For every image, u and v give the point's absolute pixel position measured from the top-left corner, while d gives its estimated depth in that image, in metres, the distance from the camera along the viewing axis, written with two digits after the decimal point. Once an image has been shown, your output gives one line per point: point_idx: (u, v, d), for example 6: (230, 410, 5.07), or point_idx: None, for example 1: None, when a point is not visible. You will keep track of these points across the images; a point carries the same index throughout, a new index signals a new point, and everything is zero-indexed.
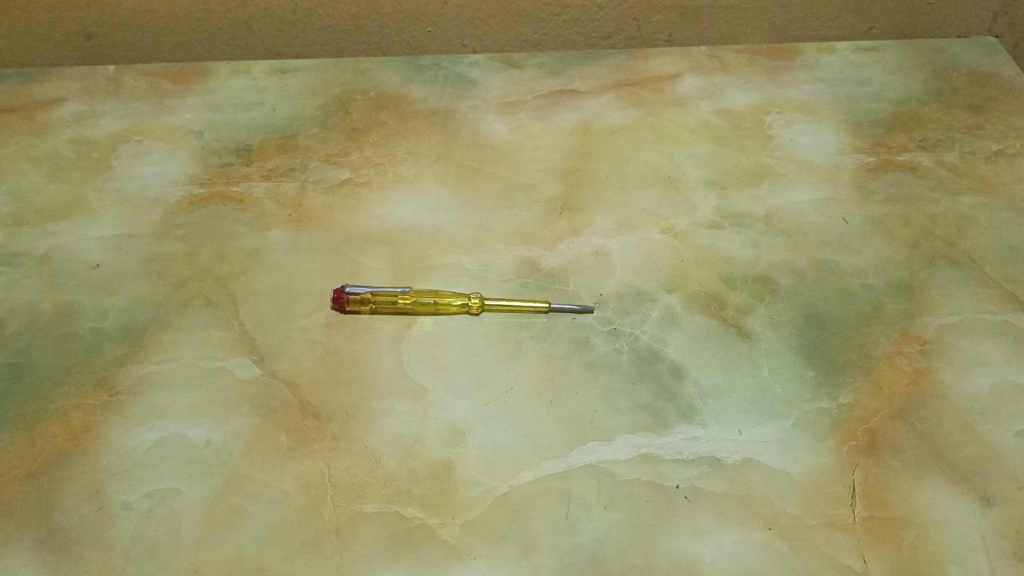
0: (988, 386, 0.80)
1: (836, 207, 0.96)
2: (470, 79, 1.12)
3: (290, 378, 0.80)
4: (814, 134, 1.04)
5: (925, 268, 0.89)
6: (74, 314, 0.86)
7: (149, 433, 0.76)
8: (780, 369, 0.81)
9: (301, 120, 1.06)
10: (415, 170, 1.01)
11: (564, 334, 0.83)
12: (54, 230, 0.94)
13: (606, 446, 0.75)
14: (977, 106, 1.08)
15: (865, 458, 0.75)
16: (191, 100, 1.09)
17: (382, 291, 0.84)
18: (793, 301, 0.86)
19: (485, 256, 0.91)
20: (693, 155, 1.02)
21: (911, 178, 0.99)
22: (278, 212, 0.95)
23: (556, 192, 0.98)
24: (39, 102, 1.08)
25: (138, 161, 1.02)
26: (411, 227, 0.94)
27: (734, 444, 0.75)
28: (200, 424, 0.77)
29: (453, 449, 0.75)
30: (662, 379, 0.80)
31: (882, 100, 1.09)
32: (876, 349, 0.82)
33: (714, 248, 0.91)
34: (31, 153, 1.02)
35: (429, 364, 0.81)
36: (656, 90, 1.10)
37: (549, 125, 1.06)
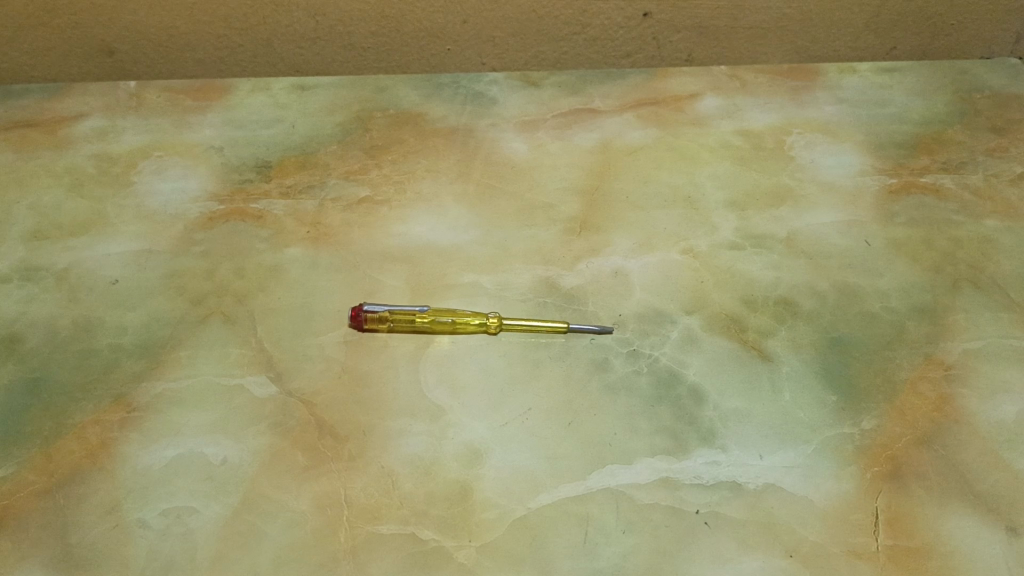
0: (1014, 414, 0.78)
1: (859, 230, 0.95)
2: (490, 97, 1.12)
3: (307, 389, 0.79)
4: (835, 155, 1.04)
5: (949, 292, 0.88)
6: (92, 329, 0.86)
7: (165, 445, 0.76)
8: (802, 393, 0.80)
9: (320, 137, 1.07)
10: (433, 189, 1.00)
11: (583, 355, 0.83)
12: (74, 244, 0.94)
13: (625, 469, 0.74)
14: (1000, 128, 1.07)
15: (888, 485, 0.73)
16: (211, 116, 1.10)
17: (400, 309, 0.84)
18: (814, 323, 0.85)
19: (504, 275, 0.91)
20: (713, 175, 1.01)
21: (933, 200, 0.98)
22: (297, 229, 0.95)
23: (575, 211, 0.97)
24: (61, 118, 1.09)
25: (158, 177, 1.02)
26: (429, 245, 0.94)
27: (755, 469, 0.74)
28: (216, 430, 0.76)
29: (470, 470, 0.74)
30: (682, 403, 0.79)
31: (904, 121, 1.08)
32: (899, 373, 0.81)
33: (735, 270, 0.91)
34: (53, 168, 1.03)
35: (447, 384, 0.81)
36: (675, 110, 1.10)
37: (568, 143, 1.06)
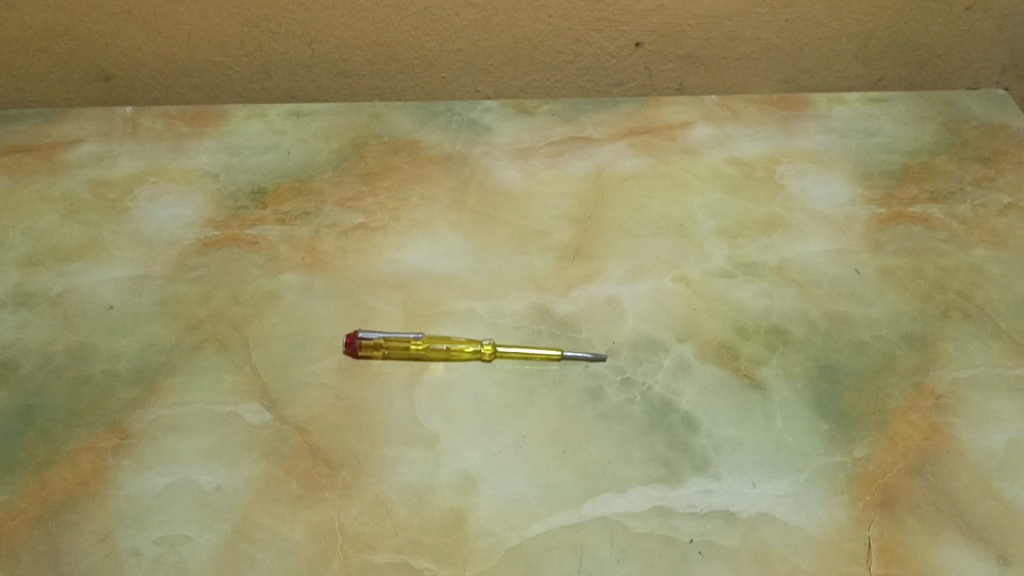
0: (1003, 443, 0.79)
1: (849, 258, 0.96)
2: (484, 125, 1.13)
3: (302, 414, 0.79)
4: (825, 184, 1.05)
5: (939, 321, 0.89)
6: (86, 355, 0.86)
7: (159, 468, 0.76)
8: (794, 421, 0.80)
9: (316, 164, 1.07)
10: (428, 215, 1.01)
11: (577, 383, 0.83)
12: (69, 270, 0.94)
13: (619, 497, 0.75)
14: (987, 158, 1.09)
15: (880, 514, 0.74)
16: (207, 142, 1.10)
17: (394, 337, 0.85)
18: (806, 351, 0.86)
19: (498, 302, 0.91)
20: (705, 203, 1.03)
21: (922, 230, 0.99)
22: (292, 255, 0.96)
23: (568, 239, 0.98)
24: (58, 143, 1.10)
25: (153, 202, 1.02)
26: (423, 272, 0.94)
27: (748, 497, 0.75)
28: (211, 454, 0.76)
29: (465, 498, 0.74)
30: (675, 430, 0.79)
31: (893, 150, 1.10)
32: (890, 402, 0.82)
33: (728, 298, 0.92)
34: (48, 193, 1.03)
35: (441, 412, 0.81)
36: (667, 138, 1.11)
37: (562, 172, 1.07)
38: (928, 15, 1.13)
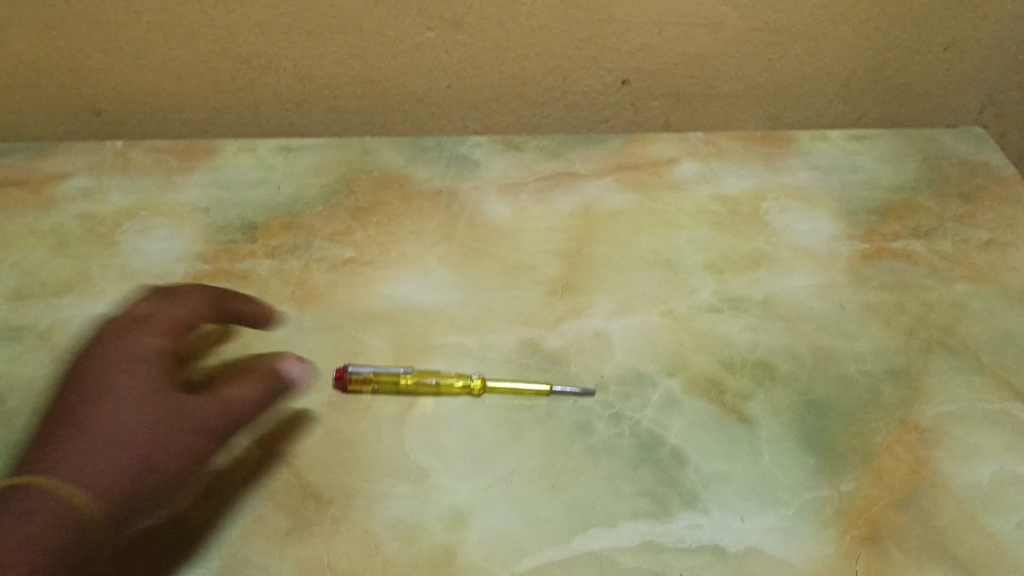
0: (988, 477, 0.80)
1: (833, 293, 0.97)
2: (473, 160, 1.15)
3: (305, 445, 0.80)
4: (809, 221, 1.07)
5: (922, 355, 0.91)
6: None
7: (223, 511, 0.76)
8: (781, 455, 0.81)
9: (306, 199, 1.08)
10: (418, 250, 1.02)
11: (566, 417, 0.83)
12: (58, 304, 0.94)
13: (608, 532, 0.75)
14: (967, 195, 1.11)
15: (867, 548, 0.74)
16: (198, 176, 1.11)
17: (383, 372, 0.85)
18: (792, 386, 0.87)
19: (487, 336, 0.92)
20: (691, 239, 1.04)
21: (905, 265, 1.01)
22: (282, 289, 0.96)
23: (557, 273, 0.99)
24: (47, 177, 1.10)
25: (143, 237, 1.03)
26: (413, 306, 0.95)
27: (737, 532, 0.75)
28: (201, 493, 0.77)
29: (454, 534, 0.74)
30: (664, 465, 0.80)
31: (875, 187, 1.12)
32: (876, 436, 0.83)
33: (715, 333, 0.92)
34: (38, 227, 1.03)
35: (430, 447, 0.81)
36: (654, 174, 1.13)
37: (550, 207, 1.08)
38: (908, 55, 1.15)
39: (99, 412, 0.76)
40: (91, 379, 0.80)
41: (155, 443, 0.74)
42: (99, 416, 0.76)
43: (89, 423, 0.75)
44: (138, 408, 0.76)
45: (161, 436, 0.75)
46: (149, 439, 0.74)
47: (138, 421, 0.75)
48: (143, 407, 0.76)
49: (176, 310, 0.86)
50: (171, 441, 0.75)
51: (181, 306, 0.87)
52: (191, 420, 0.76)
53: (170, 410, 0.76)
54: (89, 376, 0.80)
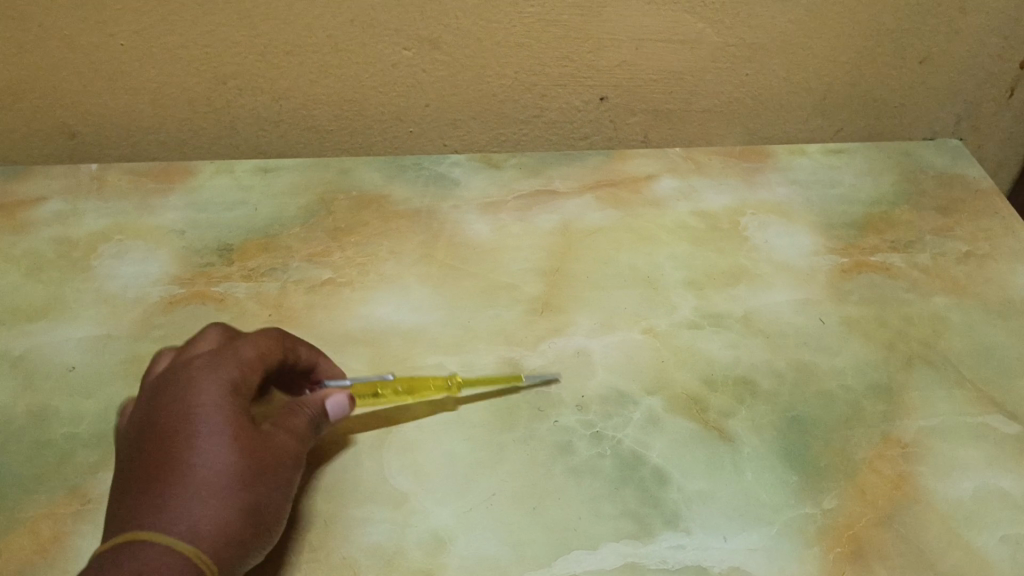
0: (970, 491, 0.80)
1: (814, 308, 0.97)
2: (452, 178, 1.14)
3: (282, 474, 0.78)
4: (788, 236, 1.07)
5: (903, 369, 0.90)
6: (47, 418, 0.84)
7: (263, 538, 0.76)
8: (763, 473, 0.80)
9: (284, 219, 1.07)
10: (397, 270, 1.01)
11: (547, 438, 0.83)
12: (31, 330, 0.93)
13: (590, 554, 0.74)
14: (945, 208, 1.11)
15: (851, 566, 0.74)
16: (174, 198, 1.10)
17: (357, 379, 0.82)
18: (774, 402, 0.87)
19: (467, 356, 0.91)
20: (671, 255, 1.04)
21: (884, 279, 1.01)
22: (259, 311, 0.95)
23: (537, 291, 0.99)
24: (21, 201, 1.09)
25: (119, 260, 1.02)
26: (392, 327, 0.94)
27: (720, 552, 0.74)
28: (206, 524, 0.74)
29: (434, 559, 0.73)
30: (645, 485, 0.79)
31: (853, 201, 1.12)
32: (858, 452, 0.83)
33: (696, 350, 0.92)
34: (11, 252, 1.02)
35: (409, 470, 0.80)
36: (633, 191, 1.13)
37: (529, 225, 1.08)
38: (884, 69, 1.16)
39: (224, 453, 0.68)
40: (204, 414, 0.69)
41: (268, 481, 0.69)
42: (242, 458, 0.68)
43: (226, 465, 0.67)
44: (250, 448, 0.69)
45: (280, 472, 0.71)
46: (275, 477, 0.70)
47: (259, 460, 0.69)
48: (257, 448, 0.70)
49: (268, 346, 0.78)
50: (283, 478, 0.71)
51: (272, 342, 0.79)
52: (297, 451, 0.73)
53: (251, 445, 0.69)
54: (206, 408, 0.70)
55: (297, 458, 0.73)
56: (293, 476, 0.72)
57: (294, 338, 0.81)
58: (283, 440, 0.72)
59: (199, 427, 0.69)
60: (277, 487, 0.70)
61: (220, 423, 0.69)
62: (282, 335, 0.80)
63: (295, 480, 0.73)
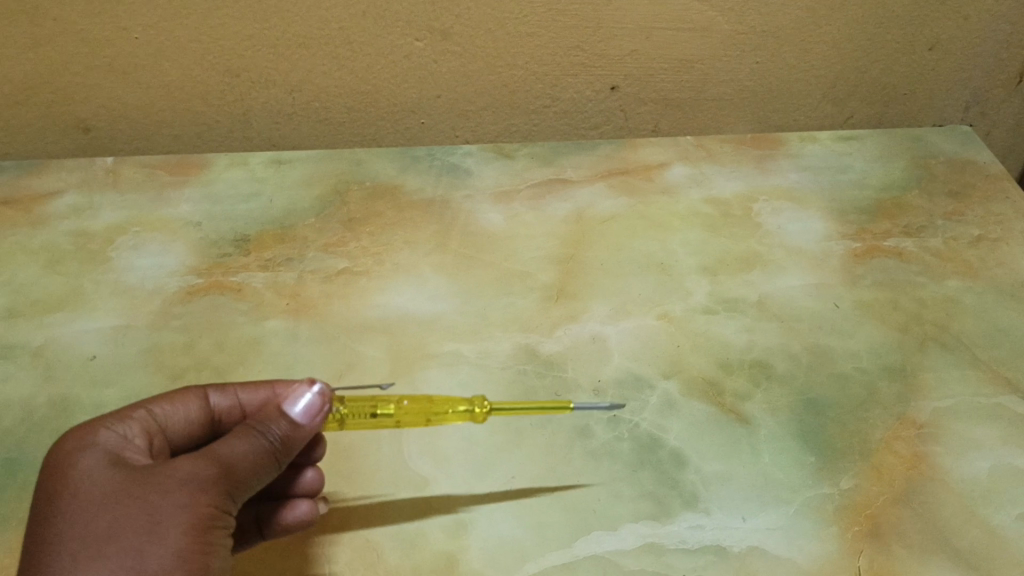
0: (986, 470, 0.80)
1: (827, 293, 0.98)
2: (465, 168, 1.15)
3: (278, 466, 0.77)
4: (801, 221, 1.07)
5: (917, 351, 0.91)
6: (69, 406, 0.85)
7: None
8: (781, 454, 0.81)
9: (299, 211, 1.08)
10: (412, 259, 1.02)
11: (565, 422, 0.83)
12: (51, 321, 0.94)
13: (610, 535, 0.75)
14: (956, 192, 1.12)
15: (870, 545, 0.74)
16: (189, 191, 1.11)
17: (355, 405, 0.71)
18: (789, 385, 0.87)
19: (484, 343, 0.92)
20: (684, 242, 1.04)
21: (897, 263, 1.01)
22: (277, 301, 0.96)
23: (552, 279, 0.99)
24: (37, 195, 1.10)
25: (136, 252, 1.02)
26: (408, 315, 0.95)
27: (739, 532, 0.75)
28: (257, 542, 0.73)
29: (456, 542, 0.74)
30: (664, 467, 0.80)
31: (865, 187, 1.13)
32: (875, 433, 0.83)
33: (711, 334, 0.93)
34: (30, 245, 1.03)
35: (429, 455, 0.81)
36: (645, 179, 1.13)
37: (543, 214, 1.08)
38: (893, 56, 1.16)
39: (82, 518, 0.59)
40: (70, 480, 0.61)
41: (143, 531, 0.58)
42: (101, 517, 0.59)
43: (83, 531, 0.58)
44: (115, 502, 0.59)
45: (162, 514, 0.59)
46: (157, 523, 0.58)
47: (125, 513, 0.59)
48: (123, 499, 0.59)
49: (173, 408, 0.70)
50: (172, 520, 0.59)
51: (186, 403, 0.70)
52: (196, 476, 0.61)
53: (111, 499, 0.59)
54: (70, 473, 0.62)
55: (194, 490, 0.60)
56: (196, 512, 0.60)
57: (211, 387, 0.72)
58: (170, 475, 0.60)
59: (62, 493, 0.60)
60: (163, 535, 0.58)
61: (81, 490, 0.60)
62: (207, 393, 0.71)
63: (206, 517, 0.60)
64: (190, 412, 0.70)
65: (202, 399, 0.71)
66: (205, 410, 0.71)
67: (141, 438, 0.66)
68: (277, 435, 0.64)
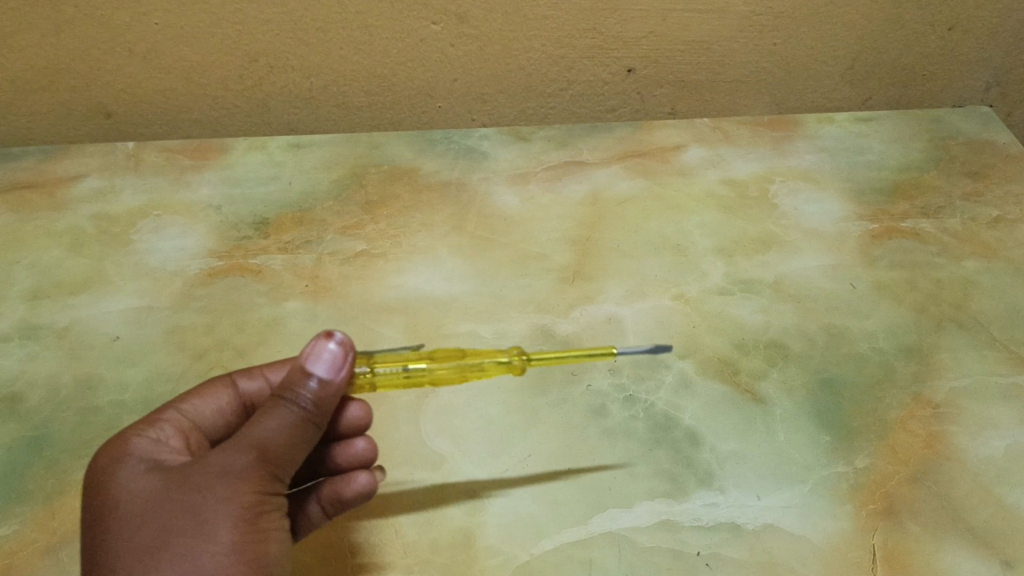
0: (1002, 449, 0.80)
1: (843, 273, 0.98)
2: (481, 152, 1.16)
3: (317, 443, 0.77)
4: (817, 203, 1.07)
5: (934, 331, 0.91)
6: (94, 385, 0.87)
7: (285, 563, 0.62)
8: (796, 433, 0.81)
9: (317, 193, 1.09)
10: (429, 241, 1.03)
11: (580, 402, 0.84)
12: (75, 303, 0.96)
13: (626, 512, 0.75)
14: (975, 173, 1.11)
15: (884, 522, 0.75)
16: (209, 174, 1.12)
17: (382, 366, 0.69)
18: (805, 365, 0.87)
19: (500, 323, 0.92)
20: (700, 224, 1.04)
21: (914, 244, 1.01)
22: (296, 283, 0.97)
23: (568, 260, 1.00)
24: (60, 179, 1.11)
25: (157, 235, 1.04)
26: (426, 296, 0.96)
27: (754, 509, 0.76)
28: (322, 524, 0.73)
29: (473, 518, 0.75)
30: (679, 446, 0.80)
31: (882, 168, 1.12)
32: (890, 412, 0.83)
33: (727, 315, 0.93)
34: (53, 229, 1.05)
35: (447, 433, 0.82)
36: (662, 161, 1.14)
37: (559, 196, 1.09)
38: (912, 36, 1.15)
39: (128, 530, 0.57)
40: (111, 493, 0.60)
41: (191, 532, 0.56)
42: (146, 527, 0.57)
43: (132, 544, 0.57)
44: (158, 509, 0.58)
45: (207, 510, 0.57)
46: (204, 521, 0.57)
47: (170, 517, 0.57)
48: (165, 503, 0.58)
49: (203, 404, 0.70)
50: (218, 515, 0.57)
51: (215, 396, 0.71)
52: (231, 467, 0.58)
53: (153, 505, 0.58)
54: (110, 486, 0.60)
55: (235, 480, 0.58)
56: (242, 500, 0.58)
57: (235, 376, 0.72)
58: (207, 469, 0.58)
59: (106, 507, 0.59)
60: (213, 531, 0.57)
61: (122, 500, 0.59)
62: (234, 380, 0.72)
63: (253, 503, 0.58)
64: (219, 404, 0.71)
65: (231, 388, 0.71)
66: (235, 398, 0.71)
67: (176, 438, 0.66)
68: (308, 400, 0.61)
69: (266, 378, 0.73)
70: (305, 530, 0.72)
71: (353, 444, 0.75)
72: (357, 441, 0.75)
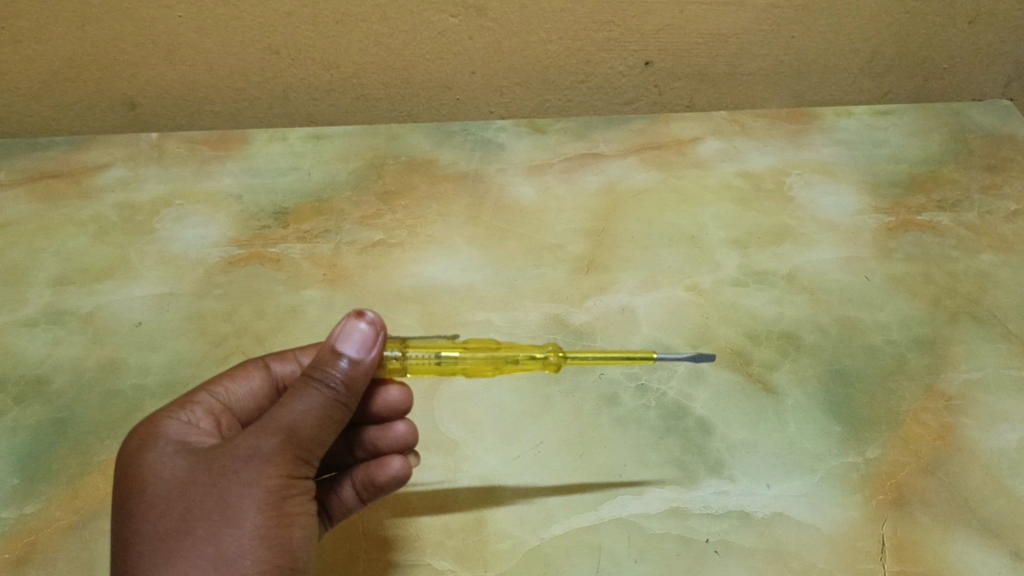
0: (1014, 442, 0.80)
1: (858, 266, 0.98)
2: (498, 143, 1.17)
3: (354, 428, 0.77)
4: (834, 195, 1.07)
5: (948, 325, 0.91)
6: (116, 369, 0.89)
7: (310, 548, 0.62)
8: (807, 424, 0.82)
9: (336, 184, 1.11)
10: (445, 231, 1.04)
11: (593, 390, 0.85)
12: (99, 289, 0.98)
13: (636, 499, 0.76)
14: (994, 167, 1.11)
15: (893, 513, 0.75)
16: (231, 165, 1.14)
17: (414, 353, 0.69)
18: (817, 356, 0.88)
19: (514, 312, 0.93)
20: (715, 215, 1.05)
21: (930, 237, 1.01)
22: (314, 271, 0.99)
23: (583, 251, 1.01)
24: (85, 168, 1.14)
25: (179, 223, 1.06)
26: (441, 285, 0.97)
27: (763, 498, 0.76)
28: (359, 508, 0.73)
29: (485, 502, 0.76)
30: (690, 434, 0.81)
31: (900, 161, 1.12)
32: (902, 404, 0.83)
33: (740, 306, 0.93)
34: (79, 216, 1.07)
35: (460, 419, 0.83)
36: (678, 153, 1.14)
37: (575, 187, 1.10)
38: (932, 29, 1.14)
39: (155, 512, 0.58)
40: (141, 474, 0.61)
41: (216, 516, 0.57)
42: (172, 510, 0.58)
43: (158, 527, 0.58)
44: (184, 491, 0.58)
45: (232, 494, 0.58)
46: (229, 505, 0.57)
47: (195, 501, 0.58)
48: (192, 486, 0.58)
49: (236, 386, 0.71)
50: (242, 500, 0.57)
51: (248, 378, 0.72)
52: (256, 451, 0.59)
53: (180, 487, 0.59)
54: (140, 468, 0.61)
55: (261, 463, 0.58)
56: (268, 484, 0.58)
57: (268, 359, 0.73)
58: (234, 452, 0.59)
59: (134, 489, 0.60)
60: (237, 515, 0.57)
61: (149, 481, 0.60)
62: (266, 364, 0.73)
63: (279, 487, 0.59)
64: (251, 386, 0.72)
65: (264, 371, 0.72)
66: (267, 380, 0.72)
67: (206, 420, 0.68)
68: (338, 380, 0.61)
69: (298, 361, 0.73)
70: (340, 513, 0.72)
71: (393, 427, 0.75)
72: (397, 424, 0.76)
